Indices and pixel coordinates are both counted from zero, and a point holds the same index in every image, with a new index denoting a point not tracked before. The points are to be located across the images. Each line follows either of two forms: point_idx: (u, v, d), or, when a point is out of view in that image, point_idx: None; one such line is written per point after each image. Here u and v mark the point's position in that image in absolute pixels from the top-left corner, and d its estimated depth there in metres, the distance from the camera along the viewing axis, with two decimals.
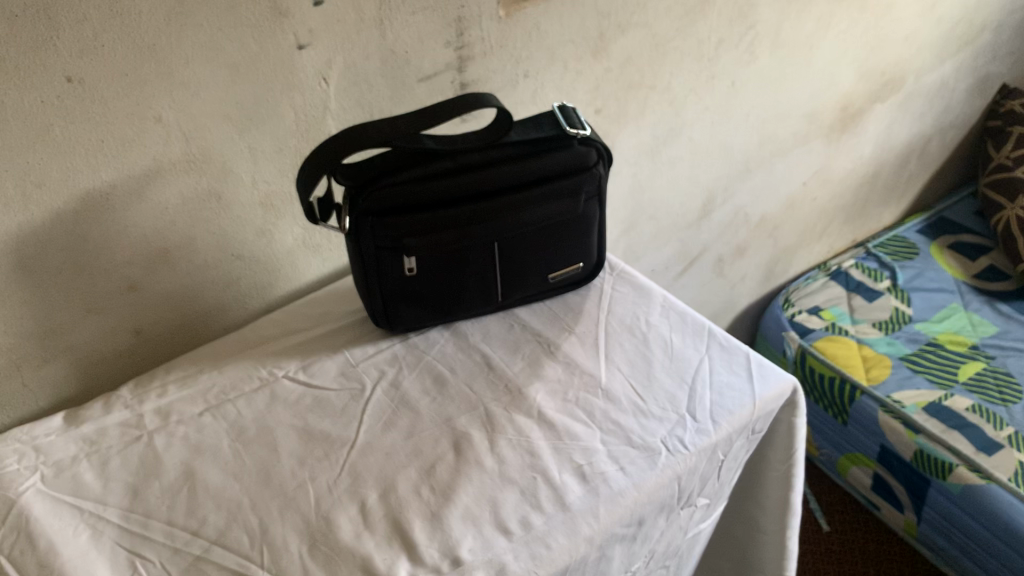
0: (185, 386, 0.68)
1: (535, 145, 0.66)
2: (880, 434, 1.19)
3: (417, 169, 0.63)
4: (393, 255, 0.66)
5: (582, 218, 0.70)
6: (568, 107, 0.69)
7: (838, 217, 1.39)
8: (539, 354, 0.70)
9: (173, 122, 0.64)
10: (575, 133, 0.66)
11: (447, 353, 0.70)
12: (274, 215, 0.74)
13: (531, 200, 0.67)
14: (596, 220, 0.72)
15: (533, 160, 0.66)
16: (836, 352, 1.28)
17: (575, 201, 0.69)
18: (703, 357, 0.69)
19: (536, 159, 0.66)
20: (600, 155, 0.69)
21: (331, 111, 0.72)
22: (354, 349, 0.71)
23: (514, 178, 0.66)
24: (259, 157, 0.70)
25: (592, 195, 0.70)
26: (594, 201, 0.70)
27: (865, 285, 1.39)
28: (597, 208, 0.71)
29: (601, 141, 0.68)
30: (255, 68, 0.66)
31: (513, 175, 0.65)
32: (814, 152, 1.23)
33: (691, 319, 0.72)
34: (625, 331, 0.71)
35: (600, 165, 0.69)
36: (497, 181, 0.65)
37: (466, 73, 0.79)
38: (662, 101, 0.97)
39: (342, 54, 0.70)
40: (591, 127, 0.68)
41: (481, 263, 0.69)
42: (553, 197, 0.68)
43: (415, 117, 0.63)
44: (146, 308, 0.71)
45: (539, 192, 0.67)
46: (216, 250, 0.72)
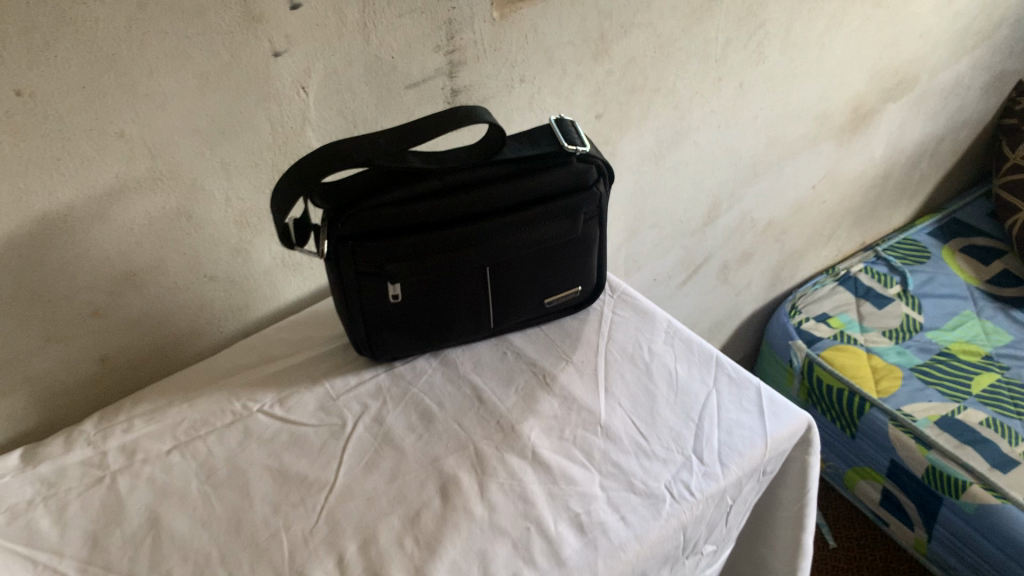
0: (153, 420, 0.64)
1: (530, 162, 0.60)
2: (890, 449, 1.14)
3: (401, 190, 0.58)
4: (376, 282, 0.61)
5: (581, 239, 0.65)
6: (566, 119, 0.63)
7: (848, 219, 1.34)
8: (534, 387, 0.65)
9: (137, 137, 0.59)
10: (573, 149, 0.61)
11: (435, 384, 0.65)
12: (250, 233, 0.69)
13: (526, 221, 0.62)
14: (597, 241, 0.67)
15: (528, 178, 0.61)
16: (844, 362, 1.23)
17: (573, 222, 0.63)
18: (711, 391, 0.64)
19: (531, 177, 0.61)
20: (601, 173, 0.64)
21: (311, 122, 0.67)
22: (335, 379, 0.66)
23: (507, 198, 0.60)
24: (234, 173, 0.65)
25: (593, 215, 0.65)
26: (595, 221, 0.65)
27: (875, 291, 1.34)
28: (597, 227, 0.66)
29: (602, 157, 0.63)
30: (227, 77, 0.61)
31: (506, 195, 0.60)
32: (824, 154, 1.18)
33: (698, 348, 0.67)
34: (626, 361, 0.66)
35: (601, 183, 0.64)
36: (488, 201, 0.60)
37: (458, 78, 0.73)
38: (666, 105, 0.92)
39: (321, 60, 0.64)
40: (590, 142, 0.62)
41: (472, 288, 0.64)
42: (549, 219, 0.62)
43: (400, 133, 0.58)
44: (113, 335, 0.66)
45: (535, 213, 0.62)
46: (188, 271, 0.67)
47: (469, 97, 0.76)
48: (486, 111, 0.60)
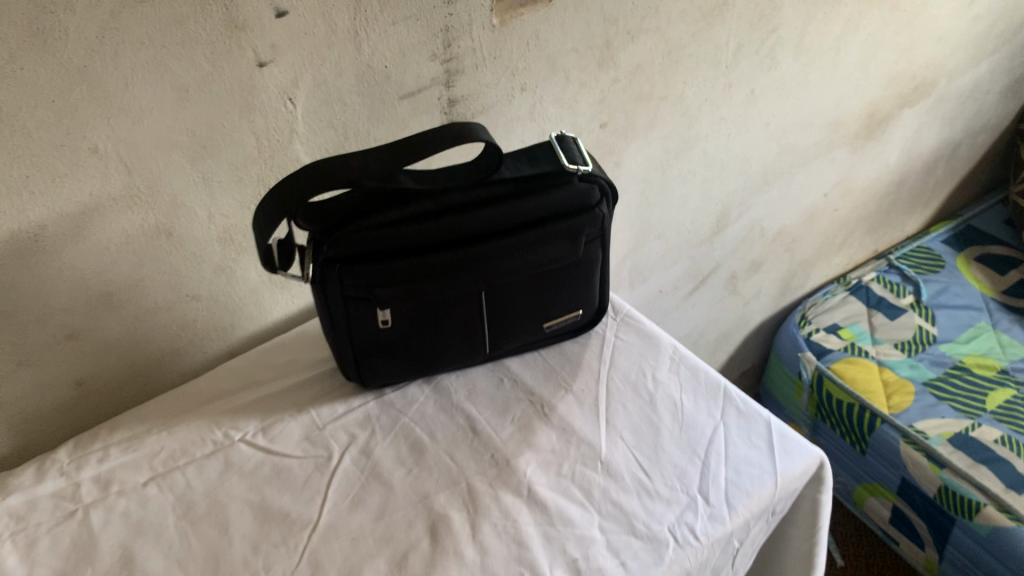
0: (130, 449, 0.60)
1: (529, 182, 0.57)
2: (901, 467, 1.11)
3: (391, 211, 0.54)
4: (364, 306, 0.58)
5: (583, 262, 0.62)
6: (568, 136, 0.60)
7: (860, 227, 1.30)
8: (530, 418, 0.61)
9: (112, 151, 0.56)
10: (575, 169, 0.57)
11: (426, 413, 0.62)
12: (235, 250, 0.65)
13: (524, 244, 0.58)
14: (599, 264, 0.63)
15: (526, 200, 0.57)
16: (855, 376, 1.19)
17: (574, 244, 0.60)
18: (718, 425, 0.60)
19: (530, 198, 0.57)
20: (604, 193, 0.60)
21: (299, 135, 0.63)
22: (322, 407, 0.63)
23: (504, 220, 0.57)
24: (216, 189, 0.62)
25: (595, 237, 0.61)
26: (597, 243, 0.62)
27: (887, 301, 1.31)
28: (600, 249, 0.62)
29: (606, 176, 0.59)
30: (208, 89, 0.57)
31: (504, 216, 0.57)
32: (837, 161, 1.14)
33: (705, 377, 0.64)
34: (629, 390, 0.63)
35: (604, 204, 0.60)
36: (484, 223, 0.57)
37: (456, 88, 0.70)
38: (675, 112, 0.88)
39: (310, 71, 0.61)
40: (593, 161, 0.59)
41: (466, 313, 0.60)
42: (549, 242, 0.59)
43: (391, 151, 0.55)
44: (90, 357, 0.63)
45: (534, 236, 0.58)
46: (169, 290, 0.64)
47: (467, 107, 0.72)
48: (484, 128, 0.57)
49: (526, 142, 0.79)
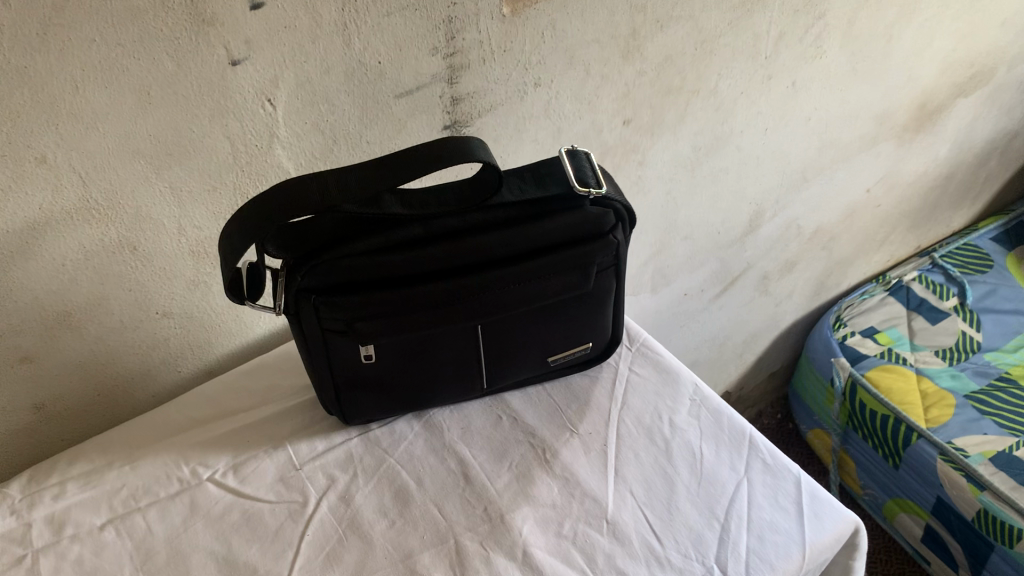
0: (88, 486, 0.55)
1: (533, 207, 0.50)
2: (938, 486, 1.03)
3: (374, 238, 0.48)
4: (345, 340, 0.51)
5: (594, 293, 0.55)
6: (581, 152, 0.52)
7: (903, 223, 1.21)
8: (530, 465, 0.55)
9: (62, 163, 0.49)
10: (587, 193, 0.50)
11: (415, 455, 0.56)
12: (210, 263, 0.59)
13: (526, 275, 0.51)
14: (614, 293, 0.56)
15: (530, 225, 0.50)
16: (890, 386, 1.11)
17: (584, 275, 0.53)
18: (741, 482, 0.54)
19: (535, 224, 0.50)
20: (620, 217, 0.53)
21: (280, 138, 0.56)
22: (300, 444, 0.57)
23: (504, 249, 0.50)
24: (186, 200, 0.55)
25: (609, 265, 0.54)
26: (611, 273, 0.55)
27: (928, 304, 1.22)
28: (614, 279, 0.55)
29: (623, 199, 0.52)
30: (173, 91, 0.50)
31: (503, 245, 0.50)
32: (882, 156, 1.06)
33: (728, 423, 0.57)
34: (642, 435, 0.56)
35: (619, 230, 0.53)
36: (481, 251, 0.50)
37: (460, 84, 0.62)
38: (707, 107, 0.80)
39: (291, 69, 0.53)
40: (608, 182, 0.52)
41: (460, 347, 0.54)
42: (555, 272, 0.52)
43: (375, 170, 0.48)
44: (48, 381, 0.57)
45: (538, 266, 0.51)
46: (136, 308, 0.58)
47: (474, 105, 0.65)
48: (484, 145, 0.50)
49: (540, 142, 0.71)
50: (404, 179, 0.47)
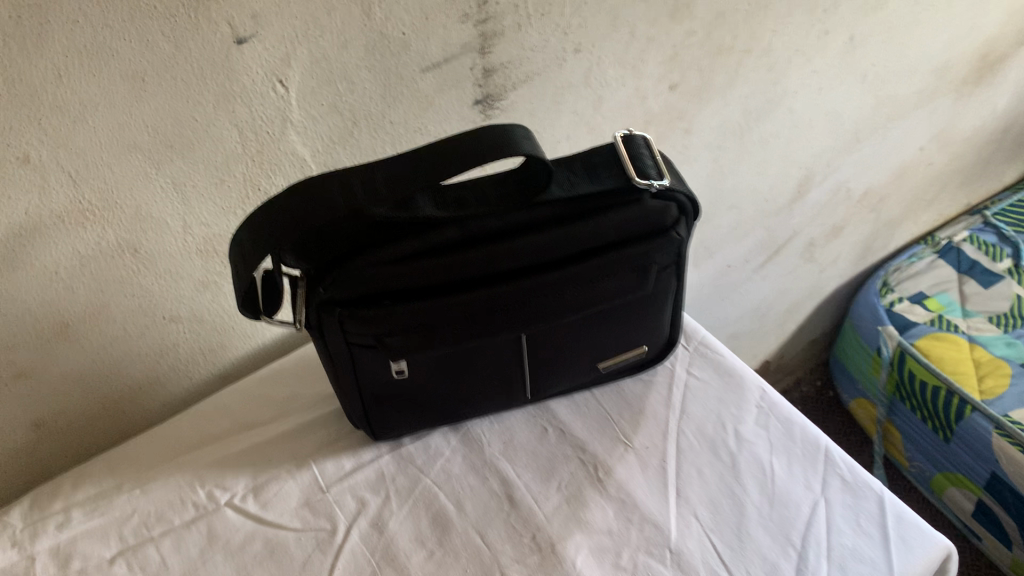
0: (95, 513, 0.49)
1: (585, 203, 0.44)
2: (992, 460, 0.96)
3: (406, 243, 0.42)
4: (374, 355, 0.46)
5: (652, 295, 0.49)
6: (637, 137, 0.46)
7: (953, 181, 1.14)
8: (581, 485, 0.49)
9: (49, 161, 0.43)
10: (646, 186, 0.44)
11: (452, 474, 0.50)
12: (220, 263, 0.53)
13: (577, 278, 0.45)
14: (674, 294, 0.50)
15: (581, 224, 0.44)
16: (941, 355, 1.05)
17: (641, 276, 0.47)
18: (817, 503, 0.48)
19: (587, 223, 0.44)
20: (683, 211, 0.46)
21: (294, 123, 0.50)
22: (327, 462, 0.51)
23: (553, 251, 0.44)
24: (191, 195, 0.49)
25: (669, 264, 0.48)
26: (672, 272, 0.48)
27: (981, 266, 1.15)
28: (675, 278, 0.49)
29: (687, 190, 0.46)
30: (171, 76, 0.43)
31: (551, 246, 0.44)
32: (937, 111, 0.98)
33: (800, 434, 0.51)
34: (704, 449, 0.51)
35: (682, 224, 0.47)
36: (527, 255, 0.44)
37: (493, 54, 0.56)
38: (759, 67, 0.73)
39: (304, 45, 0.47)
40: (670, 172, 0.45)
41: (502, 357, 0.48)
42: (610, 274, 0.46)
43: (405, 167, 0.41)
44: (47, 396, 0.52)
45: (590, 268, 0.45)
46: (140, 314, 0.52)
47: (507, 76, 0.58)
48: (529, 134, 0.43)
49: (579, 113, 0.64)
50: (439, 177, 0.41)
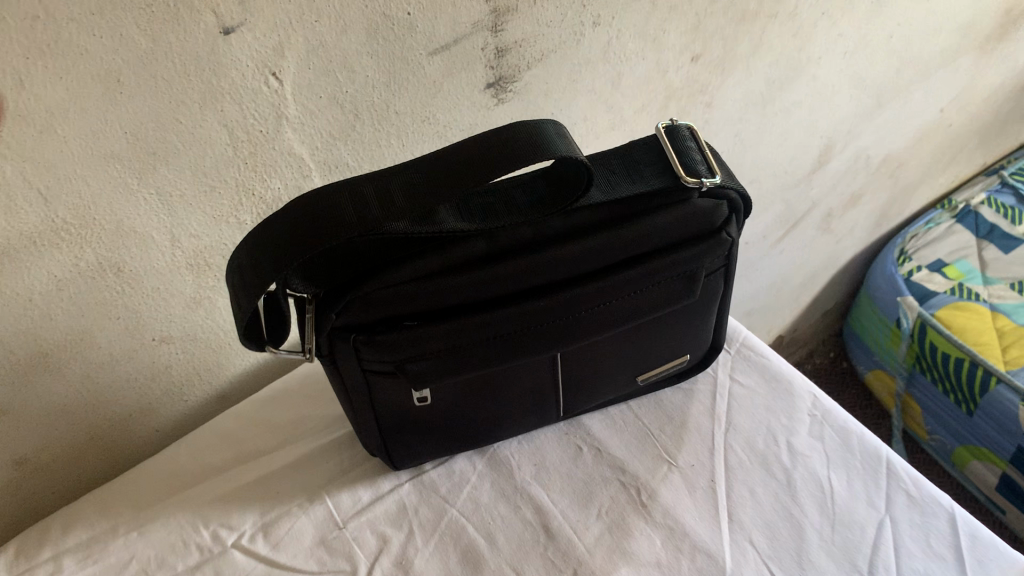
0: (89, 561, 0.44)
1: (629, 206, 0.39)
2: (1018, 434, 0.92)
3: (430, 260, 0.37)
4: (395, 383, 0.41)
5: (698, 301, 0.44)
6: (682, 128, 0.41)
7: (971, 142, 1.09)
8: (623, 511, 0.45)
9: (15, 179, 0.37)
10: (697, 184, 0.39)
11: (481, 503, 0.46)
12: (214, 277, 0.48)
13: (620, 289, 0.40)
14: (719, 297, 0.46)
15: (625, 229, 0.39)
16: (963, 325, 1.01)
17: (689, 282, 0.42)
18: (882, 522, 0.44)
19: (631, 227, 0.39)
20: (733, 209, 0.42)
21: (290, 119, 0.44)
22: (342, 494, 0.47)
23: (594, 260, 0.39)
24: (178, 206, 0.44)
25: (718, 268, 0.43)
26: (720, 275, 0.44)
27: (1000, 230, 1.10)
28: (723, 281, 0.45)
29: (739, 187, 0.41)
30: (150, 74, 0.38)
31: (592, 255, 0.39)
32: (960, 70, 0.93)
33: (859, 445, 0.47)
34: (756, 466, 0.46)
35: (732, 224, 0.42)
36: (564, 266, 0.39)
37: (506, 32, 0.50)
38: (785, 32, 0.67)
39: (299, 32, 0.41)
40: (721, 167, 0.40)
41: (535, 375, 0.44)
42: (655, 282, 0.41)
43: (426, 174, 0.36)
44: (30, 432, 0.47)
45: (634, 276, 0.40)
46: (129, 337, 0.47)
47: (521, 55, 0.52)
48: (562, 130, 0.38)
49: (598, 91, 0.59)
50: (465, 184, 0.36)
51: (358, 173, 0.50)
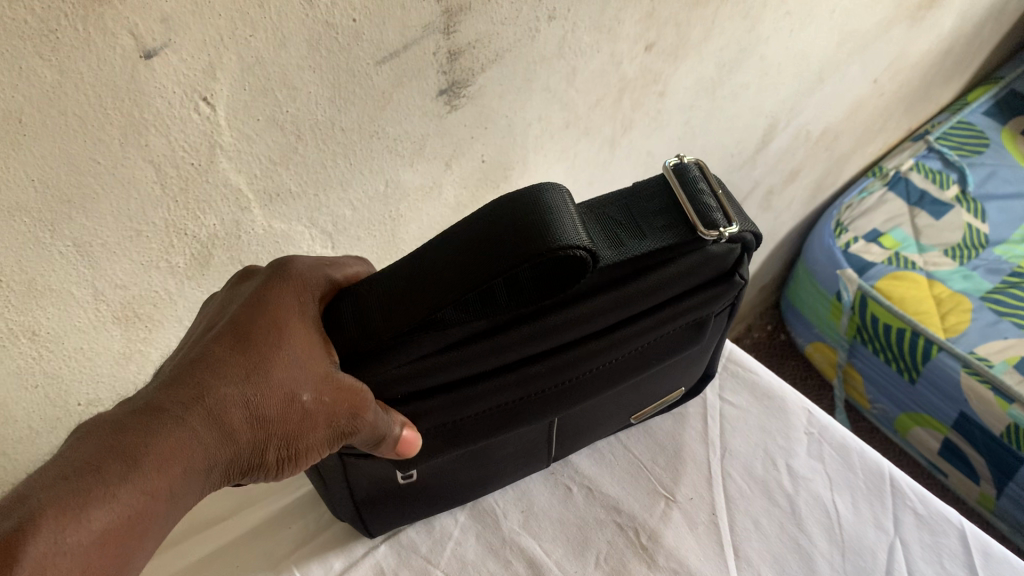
0: None
1: (643, 261, 0.35)
2: (961, 401, 0.93)
3: (421, 341, 0.33)
4: (377, 464, 0.37)
5: (702, 345, 0.43)
6: (691, 171, 0.37)
7: (899, 109, 1.09)
8: (623, 557, 0.41)
9: None
10: (712, 237, 0.35)
11: (468, 561, 0.42)
12: (142, 328, 0.43)
13: (625, 343, 0.38)
14: (717, 336, 0.44)
15: (632, 284, 0.36)
16: (903, 294, 1.01)
17: (692, 331, 0.41)
18: (893, 546, 0.41)
19: (644, 282, 0.36)
20: (745, 248, 0.39)
21: (224, 147, 0.38)
22: (311, 564, 0.42)
23: (598, 322, 0.36)
24: (100, 256, 0.38)
25: (724, 308, 0.42)
26: (726, 313, 0.42)
27: (930, 197, 1.13)
28: (726, 319, 0.43)
29: (754, 228, 0.38)
30: (58, 111, 0.32)
31: (598, 315, 0.36)
32: (894, 40, 0.91)
33: (859, 463, 0.45)
34: (757, 494, 0.44)
35: (743, 266, 0.39)
36: (567, 329, 0.35)
37: (458, 33, 0.44)
38: (737, 12, 0.63)
39: (232, 49, 0.35)
40: (735, 216, 0.37)
41: (529, 436, 0.41)
42: (662, 333, 0.39)
43: (429, 262, 0.32)
44: None
45: (644, 328, 0.38)
46: (49, 405, 0.43)
47: (475, 57, 0.47)
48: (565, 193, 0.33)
49: (553, 89, 0.54)
50: (458, 282, 0.31)
51: (302, 199, 0.44)
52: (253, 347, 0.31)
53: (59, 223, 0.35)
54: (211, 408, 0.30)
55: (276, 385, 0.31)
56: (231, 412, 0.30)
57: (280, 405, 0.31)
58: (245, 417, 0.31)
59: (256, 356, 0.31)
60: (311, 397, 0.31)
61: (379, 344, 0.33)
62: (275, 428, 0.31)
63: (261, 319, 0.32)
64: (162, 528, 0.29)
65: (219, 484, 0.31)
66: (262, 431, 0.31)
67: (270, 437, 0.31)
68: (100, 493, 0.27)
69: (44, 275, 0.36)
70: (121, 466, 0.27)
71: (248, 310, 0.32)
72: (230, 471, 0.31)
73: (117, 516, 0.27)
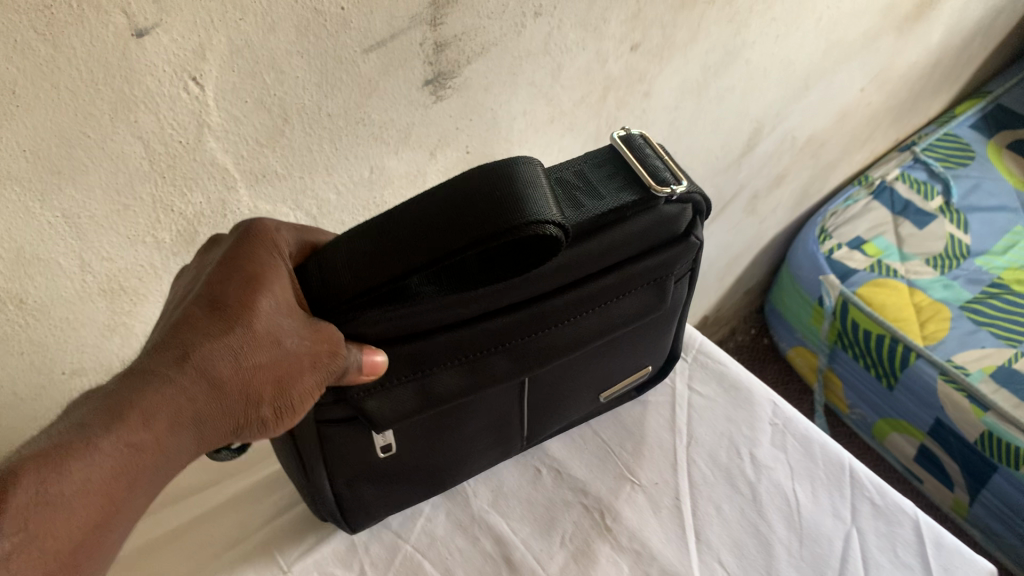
0: None
1: (601, 219, 0.37)
2: (937, 407, 0.94)
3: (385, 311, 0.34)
4: (352, 430, 0.38)
5: (667, 309, 0.45)
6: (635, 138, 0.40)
7: (885, 120, 1.11)
8: (587, 536, 0.43)
9: None
10: (664, 192, 0.38)
11: (437, 536, 0.43)
12: (127, 301, 0.44)
13: (589, 300, 0.40)
14: (679, 307, 0.47)
15: (596, 241, 0.38)
16: (884, 301, 1.02)
17: (656, 291, 0.43)
18: (849, 534, 0.43)
19: (612, 235, 0.38)
20: (696, 211, 0.42)
21: (212, 127, 0.39)
22: (285, 533, 0.43)
23: (562, 277, 0.38)
24: (88, 229, 0.39)
25: (684, 274, 0.44)
26: (686, 280, 0.45)
27: (914, 206, 1.14)
28: (687, 287, 0.46)
29: (701, 188, 0.41)
30: (49, 84, 0.33)
31: (563, 271, 0.38)
32: (881, 50, 0.93)
33: (821, 454, 0.46)
34: (720, 481, 0.45)
35: (697, 224, 0.42)
36: (535, 285, 0.38)
37: (445, 26, 0.46)
38: (723, 16, 0.65)
39: (222, 32, 0.36)
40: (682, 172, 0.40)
41: (501, 406, 0.42)
42: (626, 291, 0.42)
43: (389, 230, 0.33)
44: None
45: (608, 284, 0.40)
46: (35, 372, 0.44)
47: (462, 50, 0.48)
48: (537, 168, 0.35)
49: (538, 84, 0.55)
50: (422, 241, 0.32)
51: (287, 181, 0.46)
52: (234, 297, 0.32)
53: (48, 194, 0.36)
54: (200, 362, 0.31)
55: (259, 333, 0.32)
56: (220, 364, 0.31)
57: (267, 350, 0.32)
58: (233, 367, 0.31)
59: (237, 305, 0.32)
60: (294, 341, 0.32)
61: (353, 305, 0.34)
62: (266, 374, 0.32)
63: (234, 274, 0.33)
64: (154, 485, 0.30)
65: (214, 441, 0.32)
66: (252, 381, 0.32)
67: (261, 386, 0.32)
68: (83, 445, 0.28)
69: (32, 244, 0.37)
70: (107, 421, 0.29)
71: (220, 270, 0.33)
72: (226, 426, 0.32)
73: (106, 468, 0.28)
